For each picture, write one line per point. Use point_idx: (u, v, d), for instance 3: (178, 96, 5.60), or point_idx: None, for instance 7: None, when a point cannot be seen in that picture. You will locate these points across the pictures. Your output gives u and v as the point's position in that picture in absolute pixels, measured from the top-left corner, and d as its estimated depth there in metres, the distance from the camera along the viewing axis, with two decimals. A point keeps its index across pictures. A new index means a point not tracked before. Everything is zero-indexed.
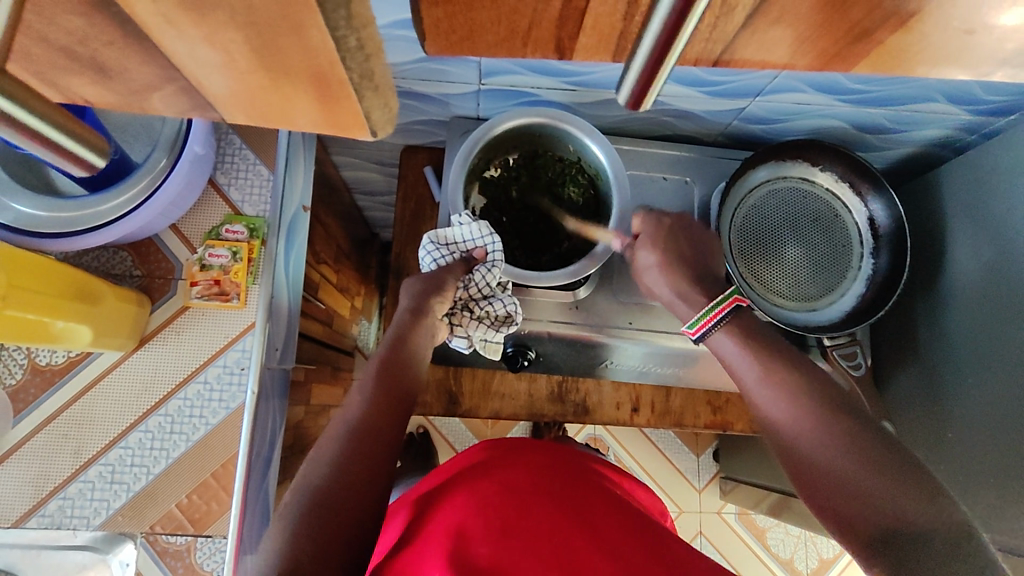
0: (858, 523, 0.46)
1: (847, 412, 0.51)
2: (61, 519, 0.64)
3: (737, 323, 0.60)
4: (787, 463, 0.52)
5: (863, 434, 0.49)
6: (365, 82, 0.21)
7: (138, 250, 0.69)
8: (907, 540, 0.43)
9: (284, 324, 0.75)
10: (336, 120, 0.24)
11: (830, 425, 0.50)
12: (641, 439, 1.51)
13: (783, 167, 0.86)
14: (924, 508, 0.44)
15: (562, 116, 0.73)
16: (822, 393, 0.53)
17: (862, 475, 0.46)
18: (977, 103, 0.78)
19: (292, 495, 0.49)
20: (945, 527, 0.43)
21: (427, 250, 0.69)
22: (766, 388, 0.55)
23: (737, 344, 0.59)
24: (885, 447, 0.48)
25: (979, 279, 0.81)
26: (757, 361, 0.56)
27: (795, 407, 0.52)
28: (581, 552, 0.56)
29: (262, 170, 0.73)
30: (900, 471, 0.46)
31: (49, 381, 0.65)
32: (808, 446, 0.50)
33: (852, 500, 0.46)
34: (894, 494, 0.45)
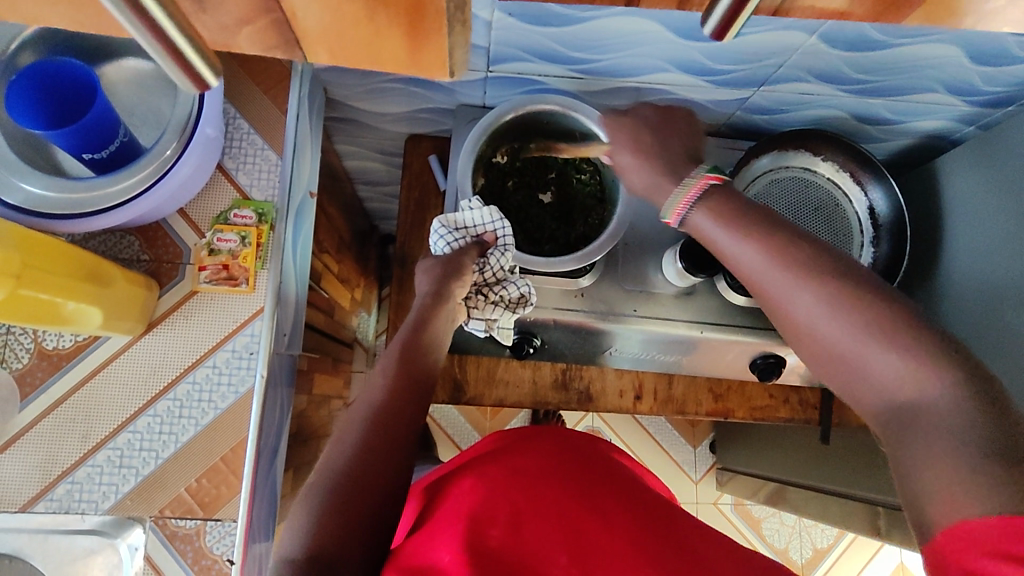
0: (870, 400, 0.47)
1: (843, 272, 0.48)
2: (69, 504, 0.64)
3: (712, 200, 0.54)
4: (790, 333, 0.51)
5: (864, 299, 0.46)
6: (462, 13, 0.24)
7: (146, 235, 0.69)
8: (922, 419, 0.44)
9: (292, 311, 0.75)
10: (421, 60, 0.27)
11: (824, 296, 0.47)
12: (639, 431, 1.52)
13: (786, 157, 0.87)
14: (941, 381, 0.43)
15: (570, 103, 0.74)
16: (812, 255, 0.49)
17: (874, 354, 0.46)
18: (975, 93, 0.80)
19: (316, 475, 0.50)
20: (954, 393, 0.43)
21: (439, 234, 0.69)
22: (753, 256, 0.51)
23: (711, 217, 0.53)
24: (896, 312, 0.46)
25: (977, 266, 0.83)
26: (742, 231, 0.52)
27: (788, 283, 0.49)
28: (593, 532, 0.57)
29: (270, 155, 0.72)
30: (906, 339, 0.45)
31: (56, 365, 0.65)
32: (805, 321, 0.48)
33: (865, 381, 0.47)
34: (902, 369, 0.45)
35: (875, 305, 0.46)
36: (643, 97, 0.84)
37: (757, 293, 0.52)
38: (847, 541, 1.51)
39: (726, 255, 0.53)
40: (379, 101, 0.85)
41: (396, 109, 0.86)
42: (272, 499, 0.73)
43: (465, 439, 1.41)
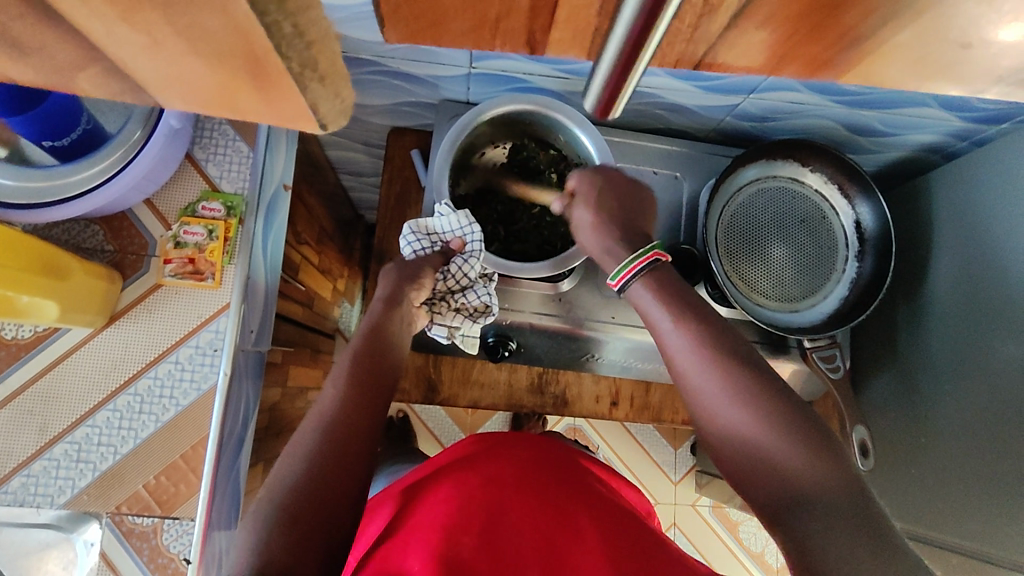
0: (761, 483, 0.47)
1: (750, 371, 0.50)
2: (24, 497, 0.63)
3: (654, 277, 0.58)
4: (707, 431, 0.52)
5: (764, 399, 0.49)
6: (307, 72, 0.20)
7: (111, 225, 0.67)
8: (812, 504, 0.44)
9: (260, 305, 0.73)
10: (283, 112, 0.23)
11: (735, 385, 0.50)
12: (621, 431, 1.51)
13: (773, 167, 0.86)
14: (827, 471, 0.45)
15: (551, 103, 0.72)
16: (731, 356, 0.51)
17: (772, 442, 0.47)
18: (969, 109, 0.78)
19: (267, 491, 0.48)
20: (841, 489, 0.44)
21: (407, 240, 0.68)
22: (680, 343, 0.53)
23: (656, 298, 0.56)
24: (801, 420, 0.48)
25: (964, 286, 0.81)
26: (679, 325, 0.54)
27: (706, 367, 0.51)
28: (568, 548, 0.56)
29: (242, 147, 0.71)
30: (806, 436, 0.47)
31: (14, 355, 0.64)
32: (716, 407, 0.50)
33: (763, 464, 0.47)
34: (795, 450, 0.46)
35: (778, 413, 0.48)
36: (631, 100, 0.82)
37: (675, 376, 0.54)
38: None
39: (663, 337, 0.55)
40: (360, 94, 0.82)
41: (377, 102, 0.84)
42: (235, 496, 0.71)
43: (446, 433, 1.41)
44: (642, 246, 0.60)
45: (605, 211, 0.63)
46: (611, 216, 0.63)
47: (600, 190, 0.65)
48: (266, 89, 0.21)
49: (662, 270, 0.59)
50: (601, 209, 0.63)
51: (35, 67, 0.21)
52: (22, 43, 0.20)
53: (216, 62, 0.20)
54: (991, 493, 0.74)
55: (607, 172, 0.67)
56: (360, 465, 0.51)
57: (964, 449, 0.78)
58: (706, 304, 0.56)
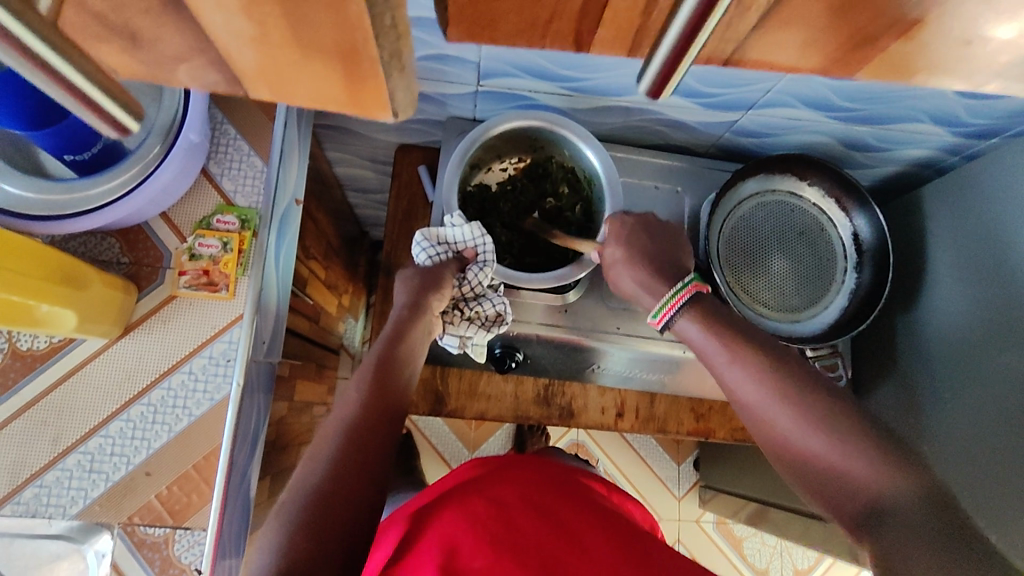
0: (844, 501, 0.47)
1: (814, 390, 0.52)
2: (36, 508, 0.63)
3: (697, 308, 0.59)
4: (779, 457, 0.52)
5: (840, 422, 0.49)
6: (393, 61, 0.22)
7: (126, 237, 0.69)
8: (897, 519, 0.44)
9: (272, 319, 0.75)
10: (358, 102, 0.25)
11: (807, 414, 0.50)
12: (624, 446, 1.51)
13: (771, 181, 0.88)
14: (913, 482, 0.45)
15: (558, 120, 0.75)
16: (795, 380, 0.52)
17: (847, 461, 0.47)
18: (959, 125, 0.81)
19: (288, 494, 0.49)
20: (925, 502, 0.44)
21: (420, 246, 0.69)
22: (742, 376, 0.54)
23: (703, 331, 0.57)
24: (878, 436, 0.48)
25: (957, 299, 0.83)
26: (734, 359, 0.55)
27: (771, 395, 0.52)
28: (571, 563, 0.57)
29: (256, 162, 0.73)
30: (884, 452, 0.47)
31: (29, 366, 0.65)
32: (786, 431, 0.51)
33: (843, 484, 0.48)
34: (877, 467, 0.46)
35: (854, 431, 0.48)
36: (633, 116, 0.85)
37: (743, 412, 0.55)
38: (827, 563, 1.51)
39: (716, 360, 0.56)
40: None
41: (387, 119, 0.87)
42: (245, 507, 0.72)
43: (448, 448, 1.41)
44: (677, 281, 0.63)
45: (635, 248, 0.65)
46: (643, 253, 0.65)
47: (627, 231, 0.67)
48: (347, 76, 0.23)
49: (703, 300, 0.60)
50: (631, 248, 0.66)
51: None
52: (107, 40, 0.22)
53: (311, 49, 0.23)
54: (996, 499, 0.74)
55: (647, 221, 0.69)
56: (377, 471, 0.51)
57: (965, 458, 0.79)
58: (765, 341, 0.56)
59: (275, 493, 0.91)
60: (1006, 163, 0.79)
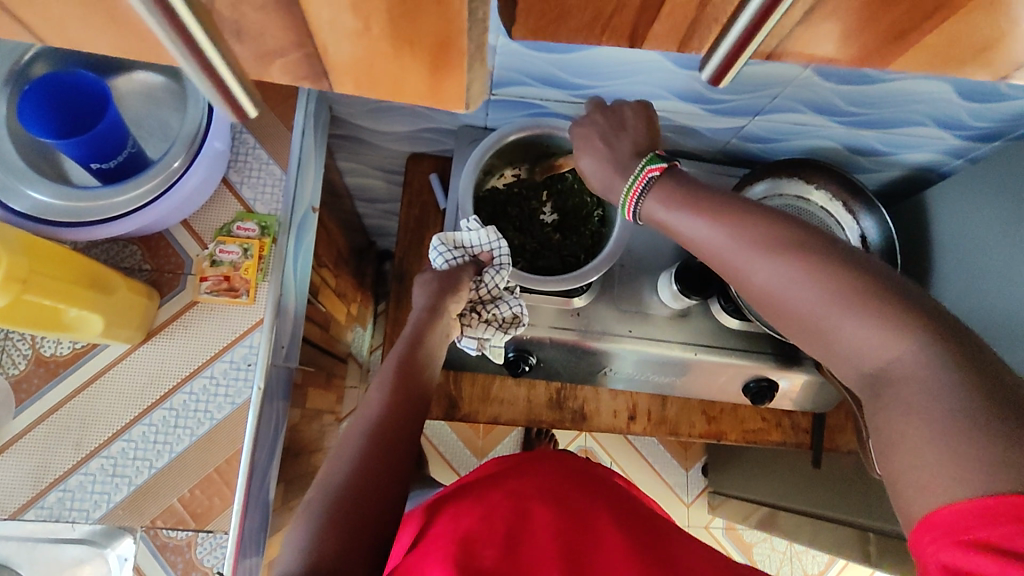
0: (847, 362, 0.44)
1: (804, 238, 0.46)
2: (60, 512, 0.64)
3: (663, 184, 0.54)
4: (772, 317, 0.48)
5: (830, 269, 0.44)
6: None
7: (148, 245, 0.70)
8: (902, 381, 0.40)
9: (290, 324, 0.76)
10: None
11: (807, 265, 0.44)
12: (631, 453, 1.52)
13: (780, 185, 0.89)
14: (912, 337, 0.40)
15: (572, 127, 0.76)
16: (775, 232, 0.47)
17: (838, 317, 0.43)
18: (963, 128, 0.83)
19: (314, 493, 0.50)
20: (928, 351, 0.40)
21: (438, 250, 0.70)
22: (722, 239, 0.49)
23: (668, 203, 0.53)
24: (873, 277, 0.43)
25: (964, 299, 0.84)
26: (705, 218, 0.50)
27: (751, 254, 0.47)
28: (585, 552, 0.57)
29: (275, 170, 0.74)
30: (881, 299, 0.42)
31: (52, 372, 0.66)
32: (769, 288, 0.46)
33: (837, 345, 0.43)
34: (873, 323, 0.41)
35: (846, 276, 0.43)
36: None
37: (727, 269, 0.50)
38: (838, 568, 1.50)
39: (689, 232, 0.51)
40: (384, 121, 0.87)
41: (399, 128, 0.89)
42: (264, 512, 0.72)
43: (456, 456, 1.41)
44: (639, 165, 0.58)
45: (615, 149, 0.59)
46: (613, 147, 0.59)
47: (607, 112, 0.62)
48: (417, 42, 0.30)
49: (677, 175, 0.55)
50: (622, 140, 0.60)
51: None
52: None
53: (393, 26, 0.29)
54: None
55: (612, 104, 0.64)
56: (401, 469, 0.52)
57: None
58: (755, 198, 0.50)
59: (289, 499, 0.91)
60: (1009, 164, 0.81)
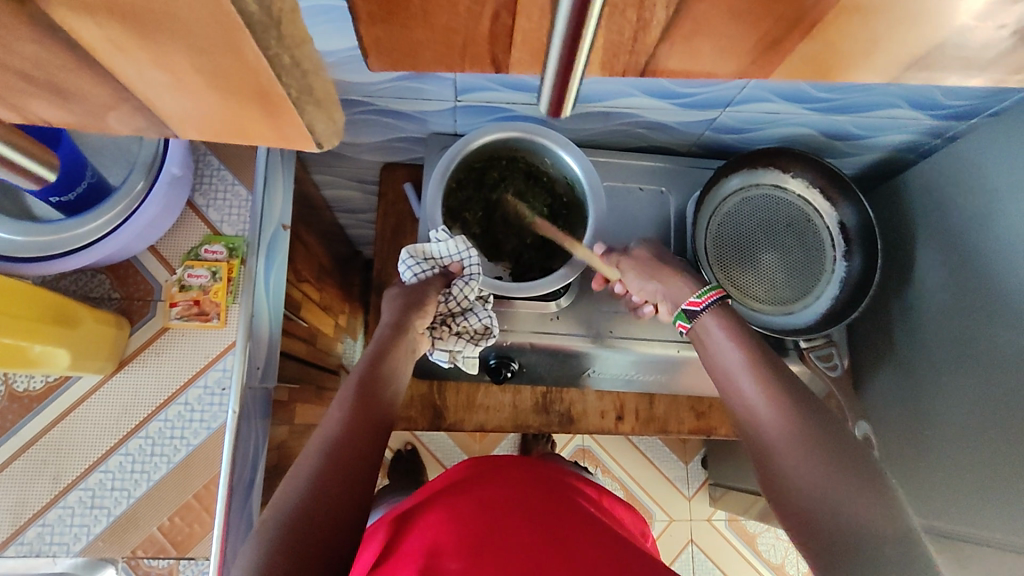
0: (808, 521, 0.50)
1: (813, 409, 0.55)
2: (40, 547, 0.64)
3: (722, 309, 0.64)
4: (758, 457, 0.55)
5: (822, 435, 0.52)
6: (304, 97, 0.23)
7: (117, 273, 0.70)
8: (870, 551, 0.46)
9: (265, 344, 0.75)
10: (286, 134, 0.26)
11: (795, 407, 0.54)
12: (629, 449, 1.51)
13: (755, 175, 0.89)
14: (885, 520, 0.48)
15: (537, 130, 0.76)
16: (796, 397, 0.55)
17: (823, 483, 0.50)
18: (937, 108, 0.81)
19: (269, 513, 0.49)
20: (896, 535, 0.47)
21: (407, 263, 0.70)
22: (738, 366, 0.59)
23: (727, 326, 0.62)
24: (853, 459, 0.51)
25: (949, 281, 0.83)
26: (741, 351, 0.59)
27: (767, 400, 0.55)
28: (548, 561, 0.56)
29: (241, 191, 0.73)
30: (862, 479, 0.50)
31: (26, 407, 0.65)
32: (776, 439, 0.53)
33: (817, 506, 0.49)
34: (857, 499, 0.48)
35: (839, 452, 0.51)
36: (613, 121, 0.86)
37: (722, 383, 0.60)
38: None
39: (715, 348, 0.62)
40: (353, 133, 0.87)
41: (369, 139, 0.88)
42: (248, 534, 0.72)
43: (454, 462, 1.41)
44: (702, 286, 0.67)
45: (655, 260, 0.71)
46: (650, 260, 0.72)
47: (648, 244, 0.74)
48: (253, 106, 0.24)
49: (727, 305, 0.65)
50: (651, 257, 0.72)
51: (72, 108, 0.24)
52: (63, 89, 0.23)
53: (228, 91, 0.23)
54: (998, 478, 0.74)
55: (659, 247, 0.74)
56: (362, 489, 0.52)
57: (967, 439, 0.79)
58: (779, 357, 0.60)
59: None
60: (985, 142, 0.80)
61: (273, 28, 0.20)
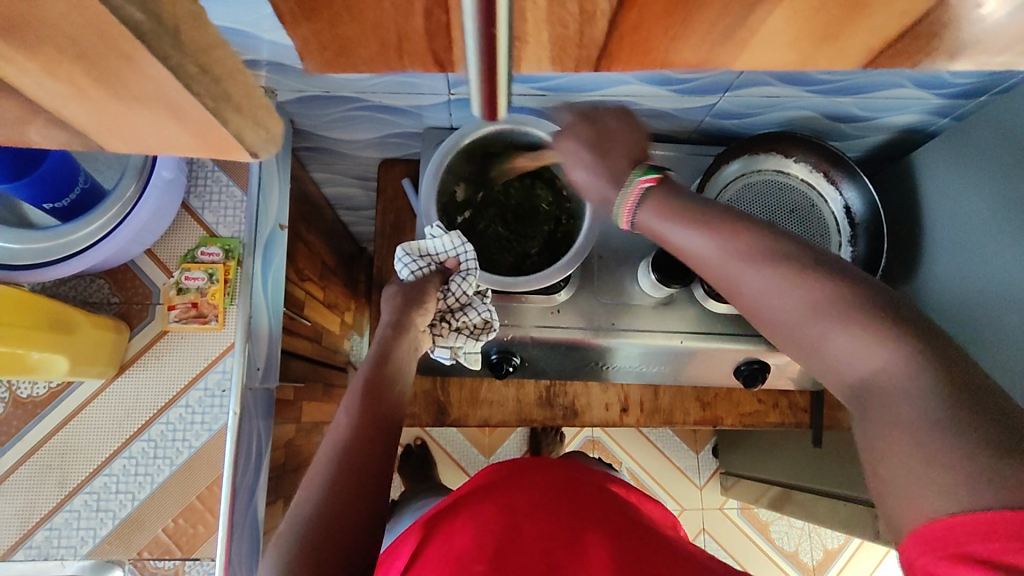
0: (832, 366, 0.42)
1: (789, 248, 0.44)
2: (48, 550, 0.64)
3: (658, 196, 0.51)
4: (759, 320, 0.46)
5: (810, 279, 0.43)
6: (222, 105, 0.25)
7: (115, 278, 0.70)
8: (891, 392, 0.39)
9: (265, 343, 0.75)
10: (215, 146, 0.28)
11: (826, 293, 0.42)
12: (640, 439, 1.50)
13: (757, 161, 0.87)
14: (905, 354, 0.39)
15: (526, 120, 0.75)
16: (769, 244, 0.45)
17: (825, 328, 0.42)
18: (945, 86, 0.79)
19: (286, 525, 0.48)
20: (921, 358, 0.38)
21: (402, 261, 0.69)
22: (748, 267, 0.45)
23: (661, 211, 0.50)
24: (852, 286, 0.42)
25: (959, 264, 0.81)
26: (684, 222, 0.49)
27: (738, 263, 0.46)
28: (574, 566, 0.56)
29: (235, 192, 0.73)
30: (867, 311, 0.41)
31: (31, 413, 0.66)
32: (765, 300, 0.45)
33: (830, 355, 0.42)
34: (863, 339, 0.40)
35: (833, 287, 0.42)
36: None
37: (702, 272, 0.49)
38: (857, 541, 1.49)
39: (659, 233, 0.51)
40: (348, 130, 0.86)
41: (365, 135, 0.88)
42: (254, 533, 0.72)
43: (464, 456, 1.41)
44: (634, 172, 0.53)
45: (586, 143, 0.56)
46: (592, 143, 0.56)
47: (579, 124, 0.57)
48: (189, 121, 0.25)
49: (666, 180, 0.52)
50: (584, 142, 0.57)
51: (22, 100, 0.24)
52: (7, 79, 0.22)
53: (170, 107, 0.24)
54: None
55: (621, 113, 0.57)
56: (371, 491, 0.51)
57: None
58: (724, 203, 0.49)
59: None
60: (995, 120, 0.77)
61: (167, 37, 0.21)
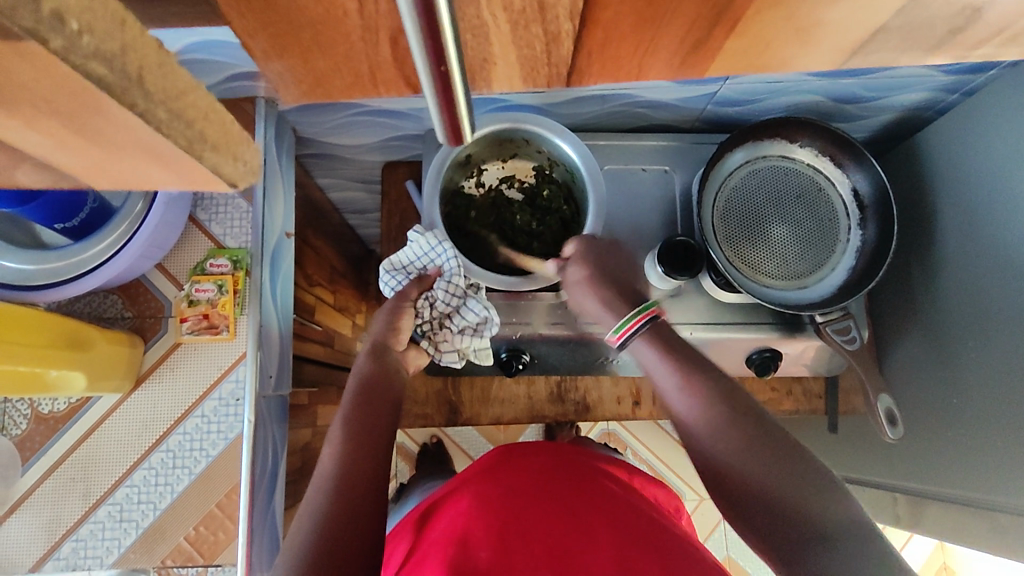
0: (762, 522, 0.50)
1: (743, 408, 0.54)
2: (76, 560, 0.66)
3: (653, 332, 0.61)
4: (707, 471, 0.55)
5: (758, 435, 0.52)
6: (197, 143, 0.25)
7: (128, 293, 0.71)
8: (823, 543, 0.47)
9: (276, 350, 0.76)
10: (196, 179, 0.29)
11: (741, 433, 0.53)
12: (656, 430, 1.50)
13: (761, 147, 0.86)
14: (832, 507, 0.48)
15: (523, 118, 0.74)
16: (729, 402, 0.54)
17: (769, 480, 0.50)
18: (951, 63, 0.77)
19: (290, 537, 0.48)
20: (842, 517, 0.48)
21: (382, 280, 0.72)
22: (690, 402, 0.56)
23: (659, 352, 0.59)
24: (789, 448, 0.52)
25: (971, 244, 0.80)
26: (675, 371, 0.57)
27: (707, 414, 0.54)
28: (578, 548, 0.55)
29: (241, 204, 0.74)
30: (801, 471, 0.50)
31: (52, 428, 0.67)
32: (720, 451, 0.53)
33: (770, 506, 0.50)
34: (799, 492, 0.49)
35: (777, 446, 0.52)
36: (610, 103, 0.84)
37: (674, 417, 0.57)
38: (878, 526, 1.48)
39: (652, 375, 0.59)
40: (350, 135, 0.87)
41: (367, 139, 0.88)
42: (274, 537, 0.74)
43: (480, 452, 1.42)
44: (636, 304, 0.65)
45: (600, 273, 0.68)
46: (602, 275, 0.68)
47: (599, 255, 0.69)
48: (180, 156, 0.25)
49: (659, 324, 0.62)
50: (595, 269, 0.68)
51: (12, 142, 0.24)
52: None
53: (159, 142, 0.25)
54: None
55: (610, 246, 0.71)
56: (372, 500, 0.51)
57: (993, 404, 0.76)
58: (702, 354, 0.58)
59: None
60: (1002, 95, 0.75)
61: (136, 87, 0.21)
